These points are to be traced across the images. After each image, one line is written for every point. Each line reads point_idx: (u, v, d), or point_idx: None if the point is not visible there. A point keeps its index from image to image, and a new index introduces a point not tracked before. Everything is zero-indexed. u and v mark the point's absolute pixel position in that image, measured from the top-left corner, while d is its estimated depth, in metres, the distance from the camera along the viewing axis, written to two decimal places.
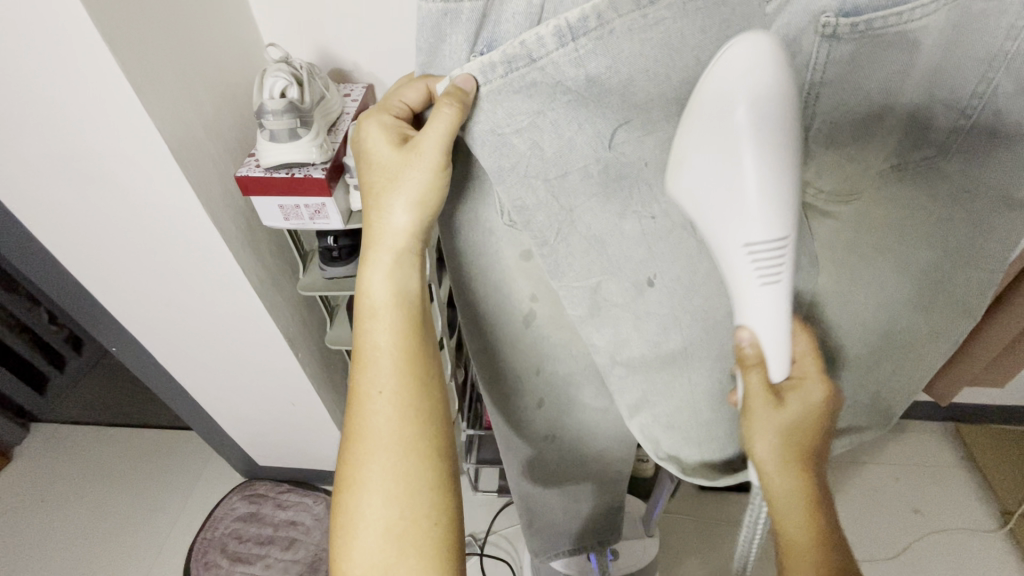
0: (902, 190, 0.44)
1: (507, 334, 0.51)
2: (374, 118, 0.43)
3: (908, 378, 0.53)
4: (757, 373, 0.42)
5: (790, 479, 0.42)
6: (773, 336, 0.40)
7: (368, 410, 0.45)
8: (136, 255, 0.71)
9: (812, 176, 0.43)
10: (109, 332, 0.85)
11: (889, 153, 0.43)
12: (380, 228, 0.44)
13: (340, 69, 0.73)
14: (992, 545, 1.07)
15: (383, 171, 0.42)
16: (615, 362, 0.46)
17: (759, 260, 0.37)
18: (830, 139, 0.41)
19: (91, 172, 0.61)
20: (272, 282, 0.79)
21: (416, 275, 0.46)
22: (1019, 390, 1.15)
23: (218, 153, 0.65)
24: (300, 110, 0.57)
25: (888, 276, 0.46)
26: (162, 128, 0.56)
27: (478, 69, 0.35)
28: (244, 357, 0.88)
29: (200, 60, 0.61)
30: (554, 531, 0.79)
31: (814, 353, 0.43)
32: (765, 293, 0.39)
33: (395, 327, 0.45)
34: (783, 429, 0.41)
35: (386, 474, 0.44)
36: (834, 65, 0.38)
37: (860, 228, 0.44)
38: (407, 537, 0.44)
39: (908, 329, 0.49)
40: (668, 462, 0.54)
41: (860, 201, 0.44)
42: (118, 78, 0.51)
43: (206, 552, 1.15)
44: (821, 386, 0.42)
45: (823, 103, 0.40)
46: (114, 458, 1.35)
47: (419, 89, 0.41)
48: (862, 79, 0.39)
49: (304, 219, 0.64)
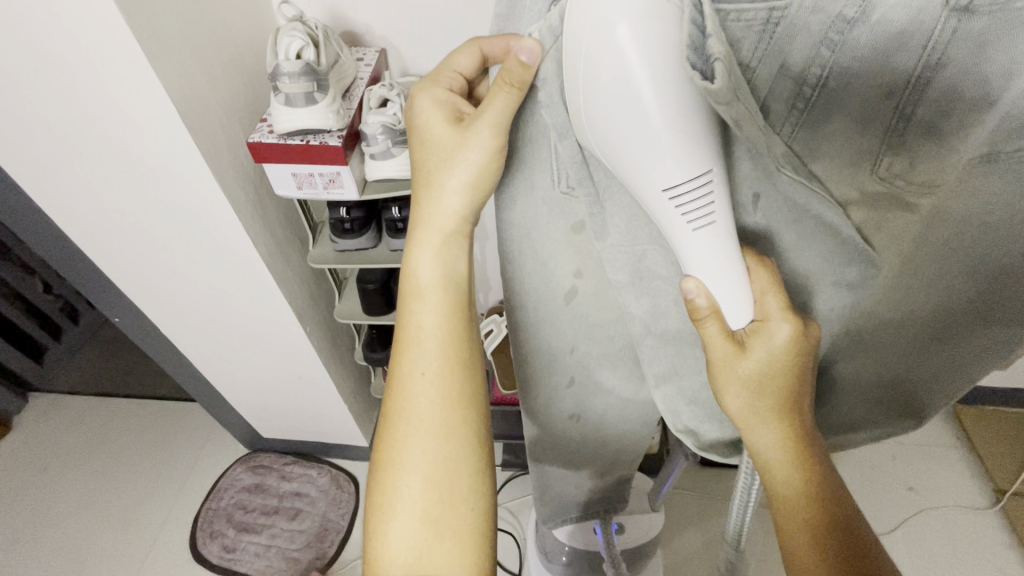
0: (994, 191, 0.33)
1: (548, 313, 0.47)
2: (427, 93, 0.42)
3: (948, 389, 0.45)
4: (714, 324, 0.37)
5: (762, 421, 0.41)
6: (724, 280, 0.35)
7: (409, 392, 0.44)
8: (142, 223, 0.69)
9: (899, 170, 0.32)
10: (113, 302, 0.84)
11: (984, 144, 0.30)
12: (430, 208, 0.42)
13: (350, 32, 0.70)
14: (985, 522, 1.10)
15: (438, 151, 0.41)
16: (649, 333, 0.42)
17: (682, 203, 0.30)
18: (932, 130, 0.30)
19: (95, 135, 0.58)
20: (281, 254, 0.77)
21: (463, 259, 0.44)
22: (1018, 372, 1.16)
23: (226, 116, 0.62)
24: (316, 72, 0.54)
25: (939, 273, 0.38)
26: (168, 85, 0.53)
27: (546, 31, 0.28)
28: (251, 329, 0.87)
29: (206, 15, 0.57)
30: (561, 507, 0.79)
31: (777, 288, 0.37)
32: (707, 238, 0.33)
33: (442, 309, 0.44)
34: (750, 376, 0.39)
35: (427, 457, 0.43)
36: (958, 43, 0.27)
37: (929, 223, 0.36)
38: (444, 520, 0.43)
39: (970, 339, 0.40)
40: (683, 436, 0.50)
41: (940, 195, 0.34)
42: (122, 28, 0.48)
43: (212, 522, 1.16)
44: (788, 325, 0.38)
45: (932, 88, 0.29)
46: (114, 428, 1.35)
47: (472, 54, 0.41)
48: (984, 65, 0.27)
49: (317, 188, 0.61)
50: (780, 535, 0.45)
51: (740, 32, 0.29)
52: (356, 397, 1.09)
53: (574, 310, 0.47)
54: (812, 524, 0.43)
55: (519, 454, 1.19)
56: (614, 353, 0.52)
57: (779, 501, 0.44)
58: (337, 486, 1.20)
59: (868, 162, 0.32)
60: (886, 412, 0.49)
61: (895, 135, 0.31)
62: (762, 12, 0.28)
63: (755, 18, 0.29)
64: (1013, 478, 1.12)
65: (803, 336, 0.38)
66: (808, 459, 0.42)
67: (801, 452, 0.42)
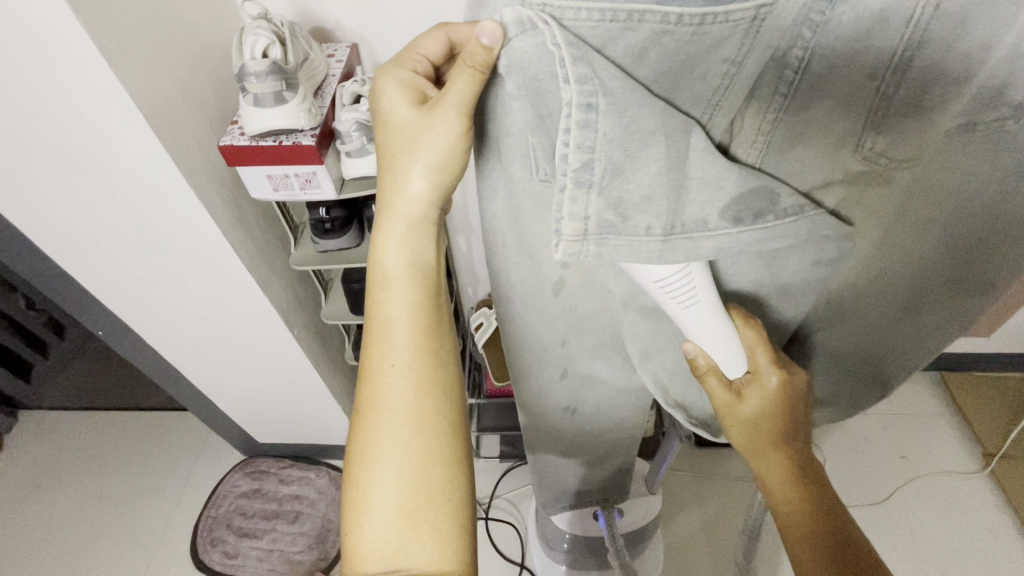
0: (964, 160, 0.34)
1: (534, 306, 0.47)
2: (390, 75, 0.40)
3: (917, 350, 0.47)
4: (713, 378, 0.42)
5: (764, 457, 0.46)
6: (715, 342, 0.40)
7: (381, 383, 0.43)
8: (118, 234, 0.68)
9: (882, 148, 0.34)
10: (95, 315, 0.82)
11: (959, 117, 0.32)
12: (395, 194, 0.41)
13: (320, 28, 0.69)
14: (975, 485, 1.12)
15: (401, 135, 0.39)
16: (629, 308, 0.42)
17: (672, 292, 0.36)
18: (914, 106, 0.31)
19: (62, 148, 0.57)
20: (263, 258, 0.76)
21: (431, 246, 0.44)
22: (1002, 337, 1.18)
23: (197, 122, 0.61)
24: (284, 71, 0.53)
25: (914, 240, 0.39)
26: (135, 94, 0.52)
27: (512, 19, 0.27)
28: (237, 335, 0.86)
29: (169, 20, 0.56)
30: (557, 495, 0.80)
31: (765, 344, 0.41)
32: (695, 312, 0.38)
33: (411, 297, 0.43)
34: (750, 420, 0.43)
35: (401, 449, 0.43)
36: (942, 17, 0.28)
37: (910, 198, 0.37)
38: (420, 513, 0.43)
39: (924, 294, 0.43)
40: (674, 410, 0.51)
41: (920, 169, 0.35)
42: (82, 38, 0.47)
43: (212, 529, 1.16)
44: (776, 375, 0.42)
45: (915, 67, 0.29)
46: (109, 441, 1.34)
47: (440, 39, 0.39)
48: (964, 36, 0.28)
49: (294, 189, 0.60)
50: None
51: (726, 33, 0.28)
52: (349, 397, 1.09)
53: (561, 301, 0.47)
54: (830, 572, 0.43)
55: (516, 445, 1.20)
56: (603, 342, 0.52)
57: (794, 547, 0.46)
58: (336, 486, 1.20)
59: (855, 137, 0.33)
60: (858, 377, 0.51)
61: (877, 115, 0.32)
62: (750, 10, 0.27)
63: (743, 18, 0.27)
64: (1002, 440, 1.14)
65: (790, 381, 0.43)
66: (810, 494, 0.45)
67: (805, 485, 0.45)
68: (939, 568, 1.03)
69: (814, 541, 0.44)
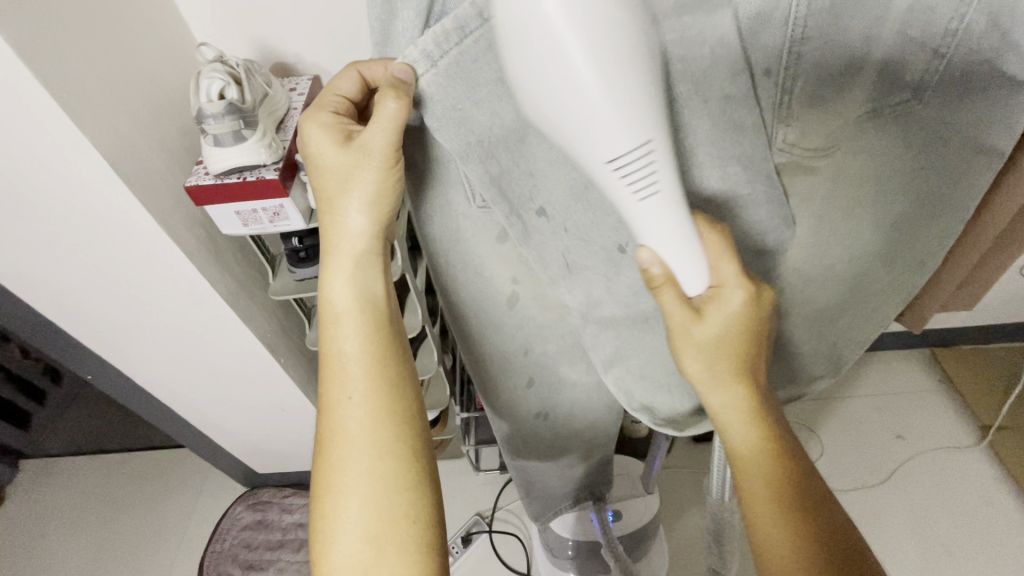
0: (879, 140, 0.39)
1: (493, 320, 0.50)
2: (313, 120, 0.41)
3: (867, 318, 0.49)
4: (669, 292, 0.39)
5: (720, 384, 0.43)
6: (674, 249, 0.36)
7: (339, 416, 0.44)
8: (97, 280, 0.69)
9: (795, 139, 0.39)
10: (84, 360, 0.83)
11: (870, 102, 0.37)
12: (335, 233, 0.43)
13: (281, 63, 0.70)
14: (974, 459, 1.12)
15: (331, 175, 0.41)
16: (588, 322, 0.45)
17: (628, 173, 0.32)
18: (817, 98, 0.37)
19: (36, 200, 0.58)
20: (242, 291, 0.77)
21: (378, 278, 0.45)
22: (989, 309, 1.19)
23: (165, 164, 0.62)
24: (241, 110, 0.55)
25: (847, 222, 0.43)
26: (98, 145, 0.54)
27: (419, 54, 0.32)
28: (225, 369, 0.87)
29: (129, 69, 0.58)
30: (549, 500, 0.79)
31: (729, 252, 0.39)
32: (650, 207, 0.34)
33: (362, 330, 0.44)
34: (707, 344, 0.41)
35: (364, 478, 0.43)
36: (813, 18, 0.33)
37: (835, 181, 0.41)
38: (386, 538, 0.43)
39: (876, 273, 0.46)
40: (641, 413, 0.51)
41: (839, 155, 0.40)
42: (41, 95, 0.48)
43: (218, 564, 1.16)
44: (739, 292, 0.40)
45: (802, 59, 0.35)
46: (112, 484, 1.35)
47: (353, 77, 0.41)
48: (841, 29, 0.34)
49: (263, 223, 0.61)
50: (746, 514, 0.45)
51: None
52: None
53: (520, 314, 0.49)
54: (771, 484, 0.44)
55: None
56: (571, 350, 0.53)
57: (740, 473, 0.45)
58: None
59: (768, 134, 0.38)
60: (824, 359, 0.52)
61: (783, 107, 0.37)
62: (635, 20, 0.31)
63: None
64: (996, 412, 1.15)
65: (755, 298, 0.41)
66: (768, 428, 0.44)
67: (760, 412, 0.44)
68: (943, 547, 1.04)
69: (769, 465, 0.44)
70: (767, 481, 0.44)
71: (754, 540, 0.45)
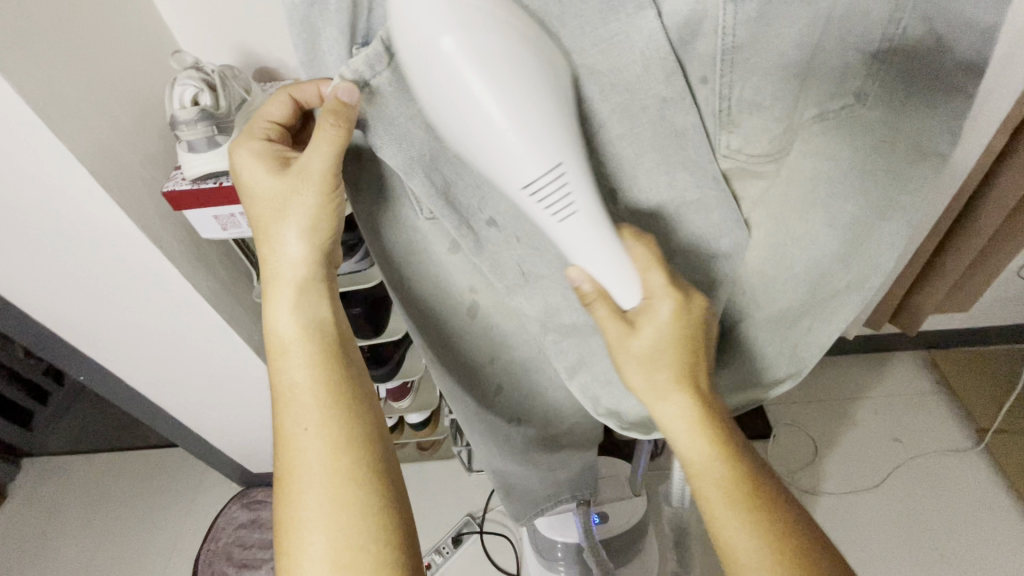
0: (825, 147, 0.39)
1: (458, 327, 0.52)
2: (245, 148, 0.43)
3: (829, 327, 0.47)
4: (601, 305, 0.39)
5: (660, 397, 0.41)
6: (598, 264, 0.38)
7: (295, 448, 0.42)
8: (84, 284, 0.70)
9: (737, 145, 0.39)
10: (75, 361, 0.84)
11: (812, 105, 0.38)
12: (277, 261, 0.44)
13: (265, 68, 0.71)
14: (970, 463, 1.11)
15: (268, 202, 0.43)
16: (548, 330, 0.45)
17: (545, 197, 0.34)
18: (754, 104, 0.37)
19: (22, 206, 0.60)
20: (228, 294, 0.78)
21: (325, 303, 0.45)
22: (987, 310, 1.17)
23: (147, 170, 0.63)
24: (215, 117, 0.55)
25: (799, 224, 0.42)
26: (78, 152, 0.54)
27: (349, 75, 0.32)
28: (214, 371, 0.88)
29: (110, 75, 0.58)
30: (530, 502, 0.73)
31: (656, 262, 0.39)
32: (572, 225, 0.35)
33: (312, 357, 0.44)
34: (644, 354, 0.40)
35: (328, 510, 0.41)
36: (742, 28, 0.34)
37: (790, 185, 0.41)
38: (355, 570, 0.40)
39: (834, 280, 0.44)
40: (608, 417, 0.51)
41: (791, 158, 0.41)
42: (19, 105, 0.49)
43: (212, 562, 1.17)
44: (669, 302, 0.39)
45: (736, 62, 0.35)
46: (110, 483, 1.36)
47: (283, 101, 0.44)
48: (772, 36, 0.34)
49: (242, 227, 0.61)
50: (715, 538, 0.41)
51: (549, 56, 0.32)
52: None
53: None
54: (727, 493, 0.40)
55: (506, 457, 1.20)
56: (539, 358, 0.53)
57: (700, 492, 0.41)
58: None
59: (711, 142, 0.39)
60: (787, 359, 0.50)
61: (723, 116, 0.38)
62: None
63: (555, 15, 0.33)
64: (995, 415, 1.13)
65: (684, 306, 0.40)
66: (730, 447, 0.41)
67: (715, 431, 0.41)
68: (937, 551, 1.02)
69: (726, 481, 0.40)
70: (724, 493, 0.40)
71: (724, 559, 0.40)
